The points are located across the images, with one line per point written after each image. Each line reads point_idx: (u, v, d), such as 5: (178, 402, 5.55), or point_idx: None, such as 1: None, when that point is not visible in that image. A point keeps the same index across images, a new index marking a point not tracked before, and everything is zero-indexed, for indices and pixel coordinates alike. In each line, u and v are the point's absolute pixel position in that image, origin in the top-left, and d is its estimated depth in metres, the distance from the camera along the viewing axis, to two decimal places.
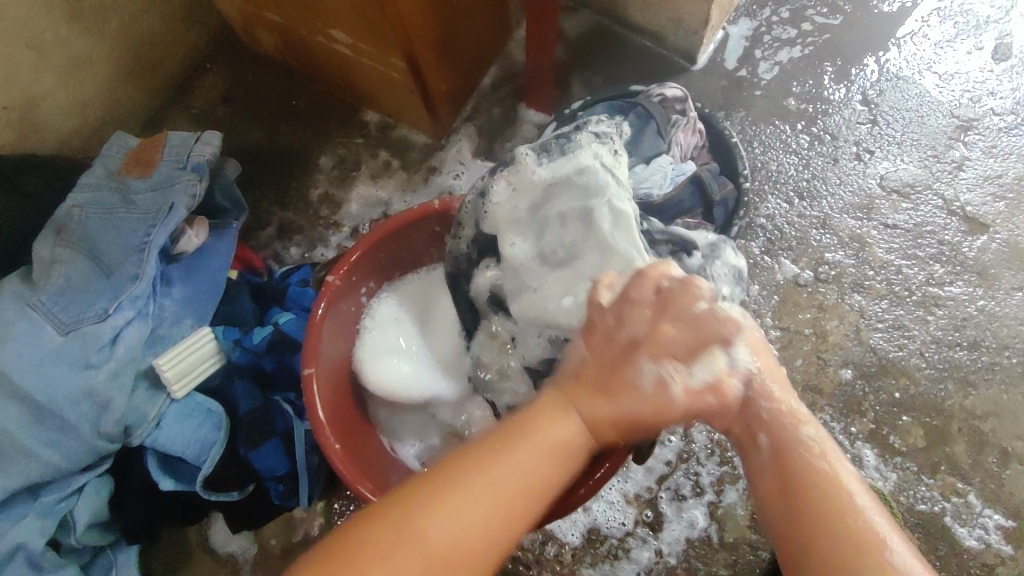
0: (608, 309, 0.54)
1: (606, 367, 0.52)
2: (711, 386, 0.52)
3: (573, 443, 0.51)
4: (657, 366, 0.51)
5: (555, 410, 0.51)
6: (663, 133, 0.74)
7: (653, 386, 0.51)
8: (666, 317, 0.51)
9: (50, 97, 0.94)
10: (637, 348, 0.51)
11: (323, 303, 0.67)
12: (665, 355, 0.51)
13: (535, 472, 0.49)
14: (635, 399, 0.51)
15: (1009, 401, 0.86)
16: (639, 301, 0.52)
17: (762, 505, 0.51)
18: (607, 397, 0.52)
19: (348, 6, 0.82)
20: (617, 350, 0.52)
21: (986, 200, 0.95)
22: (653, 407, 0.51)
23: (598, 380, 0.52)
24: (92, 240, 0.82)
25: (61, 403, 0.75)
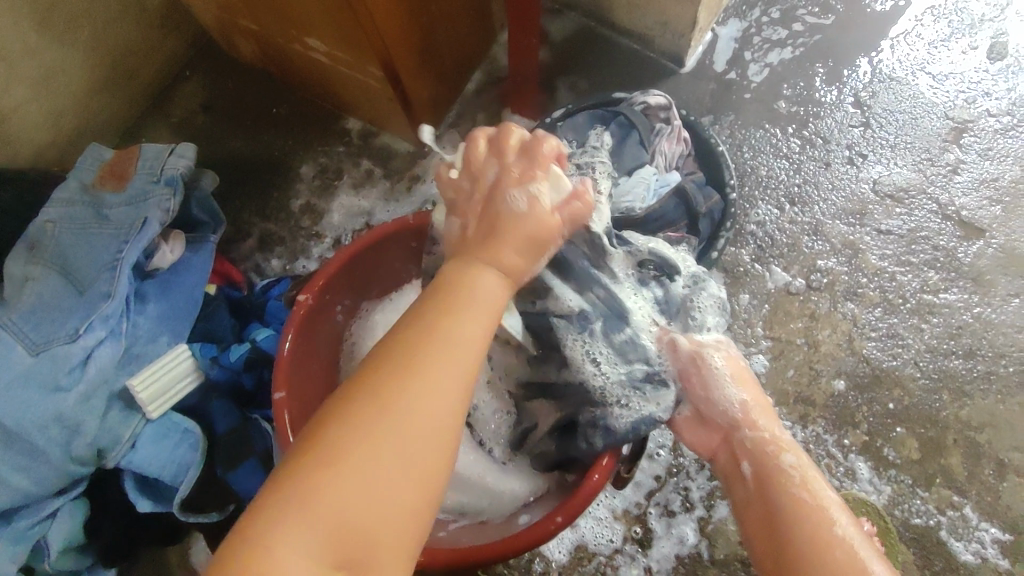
0: (462, 177, 0.55)
1: (485, 224, 0.51)
2: (572, 200, 0.53)
3: (495, 298, 0.49)
4: (524, 189, 0.51)
5: (465, 271, 0.49)
6: (646, 142, 0.72)
7: (529, 205, 0.50)
8: (521, 159, 0.53)
9: (22, 109, 0.92)
10: (499, 191, 0.52)
11: (294, 324, 0.65)
12: (529, 178, 0.52)
13: (446, 356, 0.45)
14: (518, 224, 0.50)
15: (1005, 411, 0.84)
16: (476, 150, 0.55)
17: (751, 531, 0.57)
18: (496, 240, 0.50)
19: (323, 15, 0.80)
20: (480, 206, 0.53)
21: (981, 204, 0.93)
22: (540, 226, 0.50)
23: (483, 234, 0.51)
24: (63, 258, 0.80)
25: (30, 428, 0.72)
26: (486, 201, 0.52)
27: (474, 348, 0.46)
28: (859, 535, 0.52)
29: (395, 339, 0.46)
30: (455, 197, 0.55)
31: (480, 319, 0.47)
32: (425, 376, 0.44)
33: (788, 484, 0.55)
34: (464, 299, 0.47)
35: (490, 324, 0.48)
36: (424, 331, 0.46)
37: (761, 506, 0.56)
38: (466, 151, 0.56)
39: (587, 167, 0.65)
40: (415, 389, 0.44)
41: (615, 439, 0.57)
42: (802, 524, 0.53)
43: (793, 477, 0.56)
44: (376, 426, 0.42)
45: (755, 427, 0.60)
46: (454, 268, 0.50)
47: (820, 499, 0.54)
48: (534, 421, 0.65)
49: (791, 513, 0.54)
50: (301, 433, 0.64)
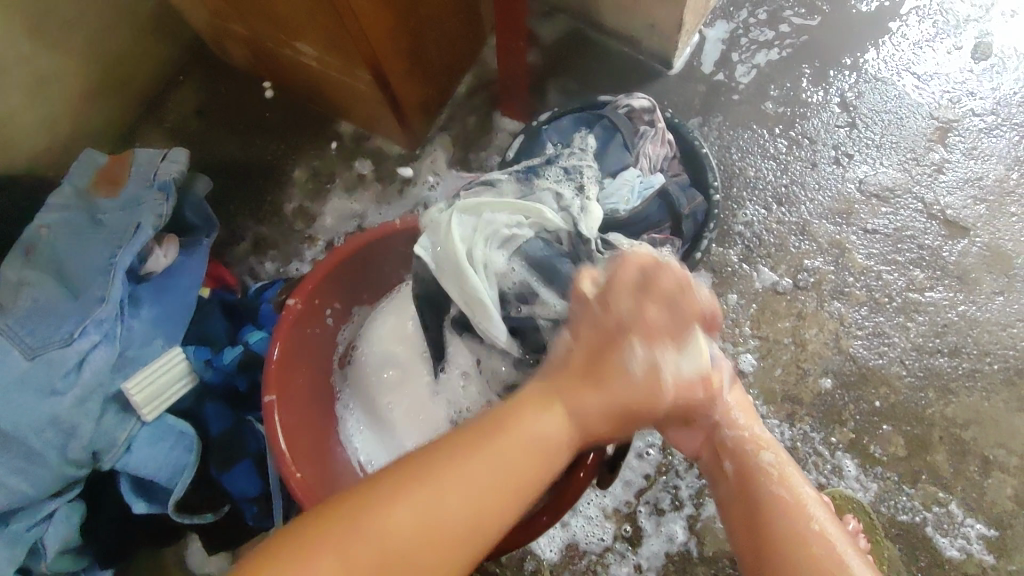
0: (595, 298, 0.54)
1: (592, 357, 0.52)
2: (700, 378, 0.55)
3: (554, 441, 0.49)
4: (647, 351, 0.52)
5: (543, 412, 0.50)
6: (629, 145, 0.73)
7: (642, 372, 0.52)
8: (651, 298, 0.53)
9: (16, 115, 0.93)
10: (620, 334, 0.52)
11: (284, 329, 0.66)
12: (656, 335, 0.52)
13: (520, 466, 0.47)
14: (622, 385, 0.52)
15: (990, 408, 0.85)
16: (621, 284, 0.53)
17: (730, 528, 0.57)
18: (592, 383, 0.51)
19: (312, 20, 0.81)
20: (599, 339, 0.53)
21: (966, 203, 0.94)
22: (644, 395, 0.52)
23: (584, 373, 0.52)
24: (59, 263, 0.82)
25: (26, 431, 0.74)
26: (612, 333, 0.53)
27: (531, 471, 0.47)
28: (837, 532, 0.53)
29: (470, 433, 0.48)
30: (581, 312, 0.54)
31: (535, 458, 0.48)
32: (501, 471, 0.46)
33: (767, 480, 0.56)
34: (531, 442, 0.48)
35: (552, 457, 0.49)
36: (501, 433, 0.48)
37: (740, 501, 0.57)
38: (609, 274, 0.55)
39: (573, 171, 0.69)
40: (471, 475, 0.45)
41: (600, 439, 0.59)
42: (780, 519, 0.53)
43: (772, 475, 0.57)
44: (442, 497, 0.44)
45: (735, 424, 0.61)
46: (535, 392, 0.51)
47: (798, 496, 0.55)
48: None
49: (771, 508, 0.55)
50: (292, 436, 0.65)
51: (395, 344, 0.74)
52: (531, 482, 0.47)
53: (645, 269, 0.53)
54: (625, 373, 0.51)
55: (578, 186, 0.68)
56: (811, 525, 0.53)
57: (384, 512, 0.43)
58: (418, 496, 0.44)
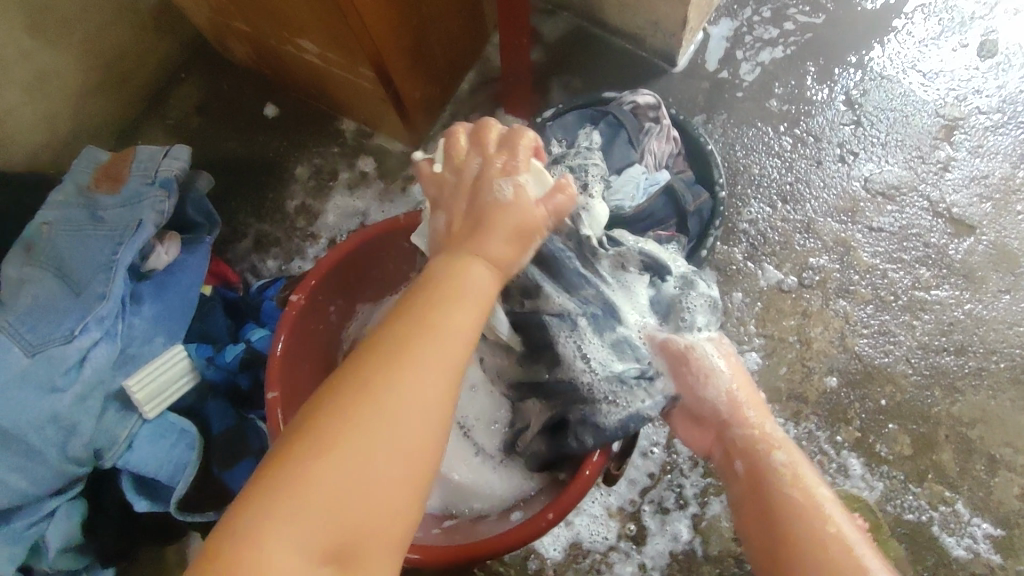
0: (445, 170, 0.54)
1: (469, 214, 0.50)
2: (558, 190, 0.51)
3: (483, 288, 0.47)
4: (508, 181, 0.50)
5: (454, 267, 0.47)
6: (635, 142, 0.73)
7: (515, 198, 0.49)
8: (502, 151, 0.52)
9: (17, 112, 0.92)
10: (481, 182, 0.51)
11: (287, 324, 0.65)
12: (512, 170, 0.51)
13: (442, 337, 0.44)
14: (501, 216, 0.49)
15: (997, 407, 0.85)
16: (459, 147, 0.53)
17: (746, 529, 0.57)
18: (478, 232, 0.49)
19: (315, 17, 0.80)
20: (465, 200, 0.51)
21: (973, 201, 0.93)
22: (523, 220, 0.49)
23: (470, 227, 0.49)
24: (60, 259, 0.81)
25: (26, 428, 0.73)
26: (472, 191, 0.51)
27: (457, 339, 0.45)
28: (854, 533, 0.52)
29: (386, 332, 0.44)
30: (443, 195, 0.53)
31: (469, 310, 0.46)
32: (418, 350, 0.43)
33: (781, 481, 0.56)
34: (452, 295, 0.46)
35: (476, 314, 0.46)
36: (415, 319, 0.44)
37: (756, 505, 0.57)
38: (449, 150, 0.54)
39: (579, 169, 0.65)
40: (399, 376, 0.42)
41: (605, 438, 0.58)
42: (795, 522, 0.53)
43: (783, 474, 0.56)
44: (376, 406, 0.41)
45: (746, 423, 0.60)
46: (439, 260, 0.48)
47: (813, 497, 0.54)
48: (527, 420, 0.65)
49: (786, 511, 0.54)
50: None
51: None
52: (459, 348, 0.45)
53: (474, 130, 0.54)
54: (500, 206, 0.49)
55: (584, 184, 0.63)
56: (827, 527, 0.52)
57: (331, 441, 0.40)
58: (351, 413, 0.41)
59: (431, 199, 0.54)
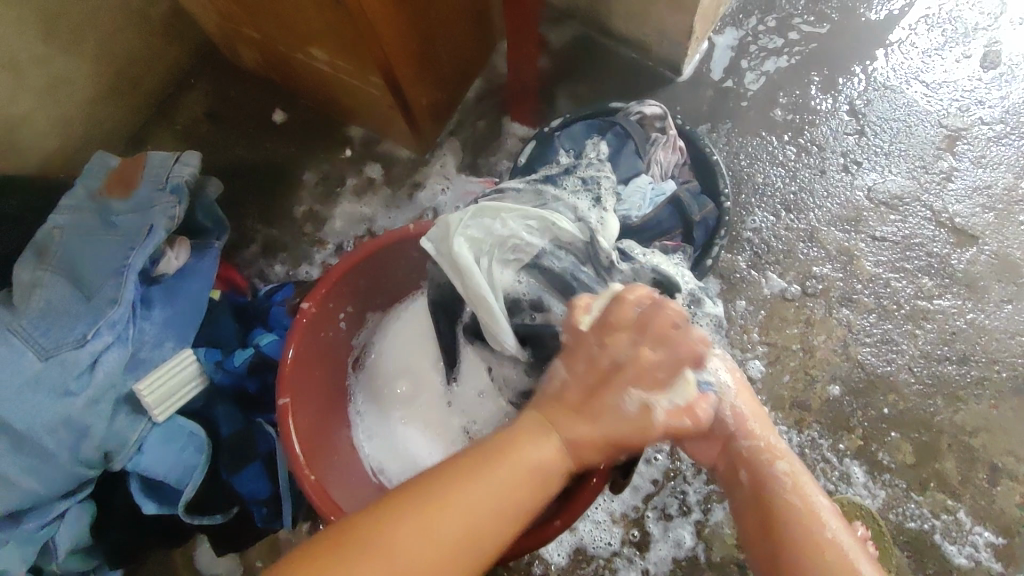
0: (586, 334, 0.52)
1: (588, 390, 0.50)
2: (686, 406, 0.52)
3: (550, 472, 0.48)
4: (643, 395, 0.49)
5: (537, 447, 0.48)
6: (641, 152, 0.74)
7: (639, 413, 0.49)
8: (653, 342, 0.50)
9: (29, 118, 0.93)
10: (619, 369, 0.49)
11: (298, 330, 0.66)
12: (649, 382, 0.49)
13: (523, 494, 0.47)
14: (615, 421, 0.49)
15: (999, 416, 0.85)
16: (620, 321, 0.50)
17: (748, 545, 0.56)
18: (585, 420, 0.49)
19: (326, 25, 0.81)
20: (592, 376, 0.50)
21: (975, 211, 0.94)
22: (634, 428, 0.49)
23: (575, 405, 0.50)
24: (71, 263, 0.82)
25: (39, 431, 0.74)
26: (600, 369, 0.50)
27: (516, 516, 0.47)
28: (852, 542, 0.52)
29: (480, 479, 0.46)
30: (576, 344, 0.52)
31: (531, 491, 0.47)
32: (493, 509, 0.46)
33: (783, 490, 0.55)
34: (520, 473, 0.47)
35: (539, 494, 0.48)
36: (486, 467, 0.47)
37: (756, 514, 0.56)
38: (605, 312, 0.52)
39: (590, 182, 0.66)
40: (465, 520, 0.45)
41: None
42: (796, 533, 0.52)
43: (788, 487, 0.55)
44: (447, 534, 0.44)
45: (749, 432, 0.59)
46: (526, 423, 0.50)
47: (817, 511, 0.53)
48: None
49: (788, 522, 0.53)
50: (305, 438, 0.65)
51: (410, 348, 0.75)
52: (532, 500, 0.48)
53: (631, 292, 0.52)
54: (619, 419, 0.49)
55: (596, 197, 0.65)
56: (826, 536, 0.52)
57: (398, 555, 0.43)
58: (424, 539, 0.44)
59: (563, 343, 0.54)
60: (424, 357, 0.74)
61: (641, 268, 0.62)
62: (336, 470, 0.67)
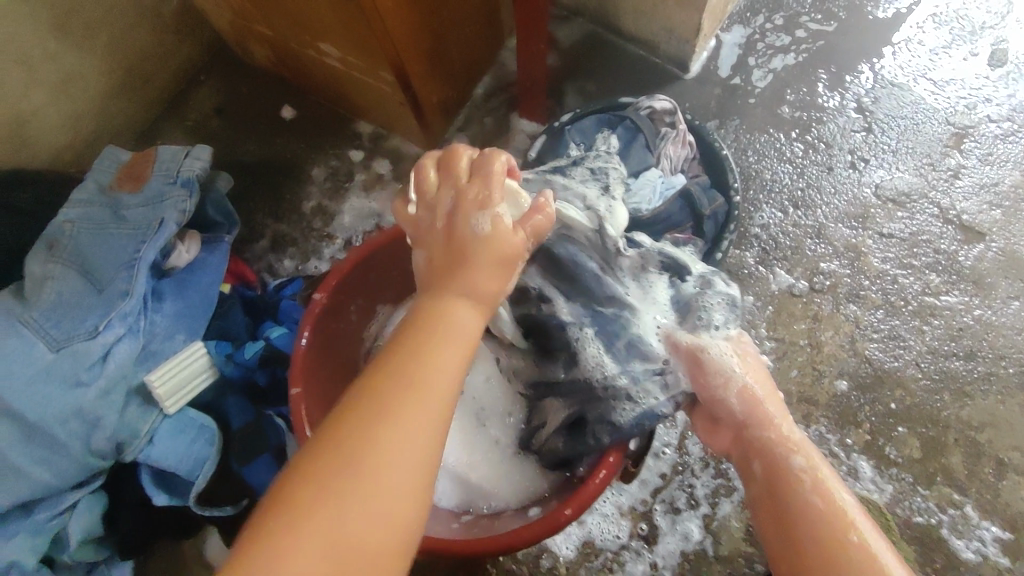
0: (423, 212, 0.54)
1: (450, 243, 0.51)
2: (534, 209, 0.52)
3: (465, 327, 0.48)
4: (486, 212, 0.50)
5: (444, 308, 0.48)
6: (651, 146, 0.74)
7: (491, 230, 0.50)
8: (480, 181, 0.52)
9: (41, 112, 0.94)
10: (455, 221, 0.51)
11: (310, 320, 0.67)
12: (489, 203, 0.51)
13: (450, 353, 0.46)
14: (476, 244, 0.50)
15: (1005, 411, 0.86)
16: (445, 184, 0.53)
17: (765, 539, 0.55)
18: (454, 260, 0.50)
19: (337, 21, 0.82)
20: (442, 233, 0.52)
21: (982, 208, 0.94)
22: (496, 250, 0.50)
23: (446, 266, 0.50)
24: (83, 256, 0.82)
25: (51, 421, 0.74)
26: (449, 230, 0.51)
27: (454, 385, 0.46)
28: (879, 540, 0.49)
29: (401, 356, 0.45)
30: (422, 230, 0.54)
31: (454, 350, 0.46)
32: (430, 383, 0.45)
33: (799, 484, 0.54)
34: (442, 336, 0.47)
35: (459, 350, 0.47)
36: (396, 354, 0.46)
37: (773, 511, 0.54)
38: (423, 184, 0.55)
39: (599, 172, 0.69)
40: (398, 413, 0.43)
41: (621, 435, 0.60)
42: (815, 530, 0.51)
43: (805, 480, 0.54)
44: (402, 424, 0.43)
45: (763, 424, 0.58)
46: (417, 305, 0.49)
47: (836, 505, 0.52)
48: (543, 419, 0.66)
49: (806, 518, 0.52)
50: (316, 428, 0.65)
51: None
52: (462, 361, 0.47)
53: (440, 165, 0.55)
54: (475, 240, 0.50)
55: (604, 186, 0.67)
56: (849, 535, 0.49)
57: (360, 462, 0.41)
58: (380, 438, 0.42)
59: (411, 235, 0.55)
60: None
61: (649, 252, 0.65)
62: None
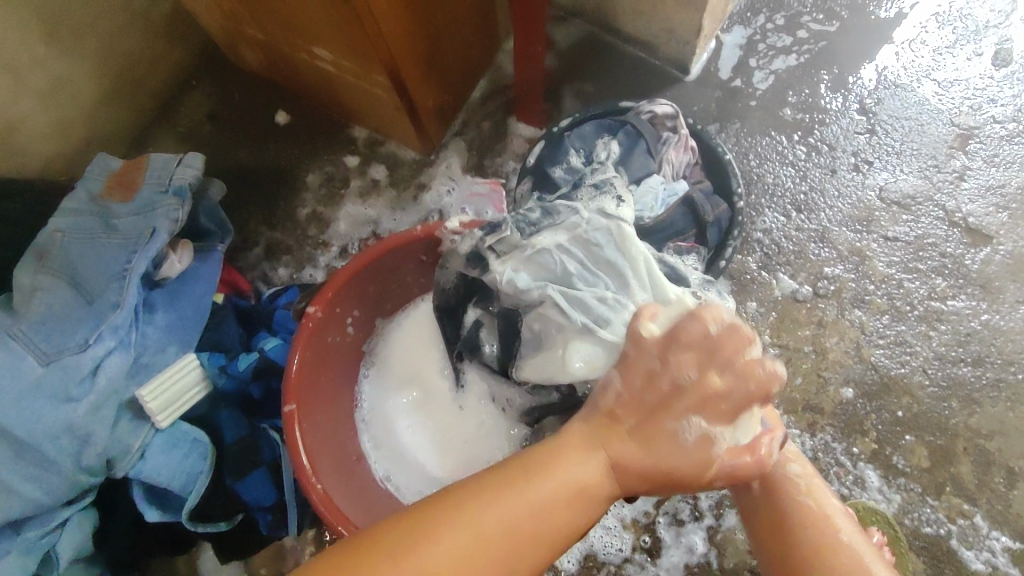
0: (649, 345, 0.46)
1: (644, 406, 0.46)
2: (745, 451, 0.49)
3: (601, 488, 0.46)
4: (700, 424, 0.45)
5: (577, 449, 0.46)
6: (653, 151, 0.73)
7: (695, 444, 0.45)
8: (713, 365, 0.44)
9: (29, 120, 0.92)
10: (678, 397, 0.45)
11: (303, 337, 0.65)
12: (708, 407, 0.45)
13: (589, 489, 0.46)
14: (672, 453, 0.46)
15: (1014, 419, 0.84)
16: (691, 327, 0.44)
17: (757, 542, 0.57)
18: (639, 443, 0.46)
19: (330, 22, 0.79)
20: (649, 400, 0.46)
21: (988, 211, 0.93)
22: (696, 466, 0.46)
23: (638, 415, 0.46)
24: (73, 266, 0.80)
25: (39, 437, 0.72)
26: (655, 375, 0.45)
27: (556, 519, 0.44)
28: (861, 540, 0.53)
29: (523, 461, 0.46)
30: (633, 351, 0.46)
31: (585, 473, 0.46)
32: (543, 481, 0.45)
33: (794, 492, 0.56)
34: (552, 468, 0.45)
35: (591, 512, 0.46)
36: (537, 469, 0.46)
37: (768, 520, 0.56)
38: (675, 325, 0.45)
39: (603, 186, 0.66)
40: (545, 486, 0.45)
41: None
42: (812, 532, 0.53)
43: (798, 486, 0.56)
44: (465, 524, 0.43)
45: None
46: (573, 433, 0.48)
47: (826, 508, 0.55)
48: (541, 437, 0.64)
49: (800, 529, 0.54)
50: (312, 447, 0.64)
51: (412, 350, 0.73)
52: (597, 496, 0.46)
53: (667, 335, 0.44)
54: (674, 395, 0.45)
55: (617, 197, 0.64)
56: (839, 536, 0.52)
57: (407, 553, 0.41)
58: (433, 539, 0.42)
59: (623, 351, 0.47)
60: (427, 360, 0.72)
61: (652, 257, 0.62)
62: (343, 477, 0.66)
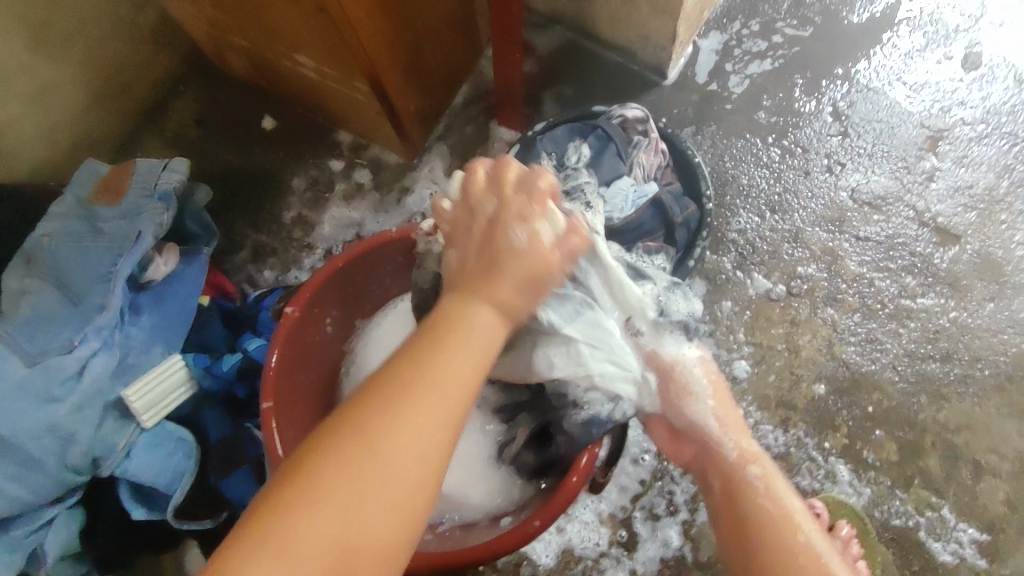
0: (457, 211, 0.53)
1: (482, 257, 0.49)
2: (571, 232, 0.51)
3: (489, 339, 0.48)
4: (526, 226, 0.49)
5: (458, 310, 0.48)
6: (623, 154, 0.75)
7: (529, 244, 0.49)
8: (506, 188, 0.51)
9: (18, 125, 0.94)
10: (497, 224, 0.50)
11: (280, 335, 0.67)
12: (530, 215, 0.50)
13: (458, 380, 0.45)
14: (515, 263, 0.49)
15: (981, 414, 0.86)
16: (473, 188, 0.52)
17: (722, 544, 0.60)
18: (491, 277, 0.48)
19: (310, 31, 0.82)
20: (480, 237, 0.51)
21: (957, 210, 0.95)
22: (539, 264, 0.49)
23: (478, 265, 0.49)
24: (59, 269, 0.81)
25: (25, 437, 0.73)
26: (488, 230, 0.50)
27: (465, 386, 0.45)
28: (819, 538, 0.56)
29: (391, 384, 0.44)
30: (455, 228, 0.53)
31: (462, 366, 0.46)
32: (412, 411, 0.43)
33: (754, 496, 0.58)
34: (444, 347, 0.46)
35: (477, 365, 0.46)
36: (402, 381, 0.44)
37: (731, 519, 0.59)
38: (466, 181, 0.54)
39: (575, 191, 0.69)
40: (409, 419, 0.43)
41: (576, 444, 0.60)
42: (770, 534, 0.56)
43: (758, 488, 0.58)
44: (373, 456, 0.42)
45: (724, 445, 0.61)
46: (446, 303, 0.49)
47: (786, 507, 0.57)
48: (514, 432, 0.65)
49: (761, 528, 0.56)
50: (288, 444, 0.65)
51: (391, 343, 0.74)
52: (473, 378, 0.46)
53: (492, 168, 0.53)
54: (507, 248, 0.49)
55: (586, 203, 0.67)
56: (798, 538, 0.55)
57: (347, 468, 0.41)
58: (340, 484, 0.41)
59: (444, 234, 0.54)
60: None
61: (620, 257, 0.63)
62: None
